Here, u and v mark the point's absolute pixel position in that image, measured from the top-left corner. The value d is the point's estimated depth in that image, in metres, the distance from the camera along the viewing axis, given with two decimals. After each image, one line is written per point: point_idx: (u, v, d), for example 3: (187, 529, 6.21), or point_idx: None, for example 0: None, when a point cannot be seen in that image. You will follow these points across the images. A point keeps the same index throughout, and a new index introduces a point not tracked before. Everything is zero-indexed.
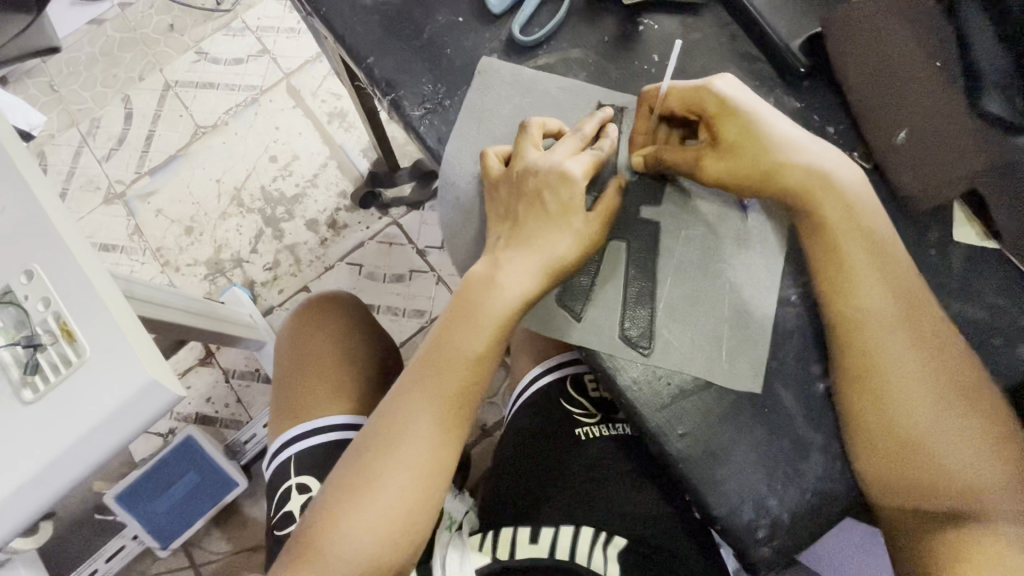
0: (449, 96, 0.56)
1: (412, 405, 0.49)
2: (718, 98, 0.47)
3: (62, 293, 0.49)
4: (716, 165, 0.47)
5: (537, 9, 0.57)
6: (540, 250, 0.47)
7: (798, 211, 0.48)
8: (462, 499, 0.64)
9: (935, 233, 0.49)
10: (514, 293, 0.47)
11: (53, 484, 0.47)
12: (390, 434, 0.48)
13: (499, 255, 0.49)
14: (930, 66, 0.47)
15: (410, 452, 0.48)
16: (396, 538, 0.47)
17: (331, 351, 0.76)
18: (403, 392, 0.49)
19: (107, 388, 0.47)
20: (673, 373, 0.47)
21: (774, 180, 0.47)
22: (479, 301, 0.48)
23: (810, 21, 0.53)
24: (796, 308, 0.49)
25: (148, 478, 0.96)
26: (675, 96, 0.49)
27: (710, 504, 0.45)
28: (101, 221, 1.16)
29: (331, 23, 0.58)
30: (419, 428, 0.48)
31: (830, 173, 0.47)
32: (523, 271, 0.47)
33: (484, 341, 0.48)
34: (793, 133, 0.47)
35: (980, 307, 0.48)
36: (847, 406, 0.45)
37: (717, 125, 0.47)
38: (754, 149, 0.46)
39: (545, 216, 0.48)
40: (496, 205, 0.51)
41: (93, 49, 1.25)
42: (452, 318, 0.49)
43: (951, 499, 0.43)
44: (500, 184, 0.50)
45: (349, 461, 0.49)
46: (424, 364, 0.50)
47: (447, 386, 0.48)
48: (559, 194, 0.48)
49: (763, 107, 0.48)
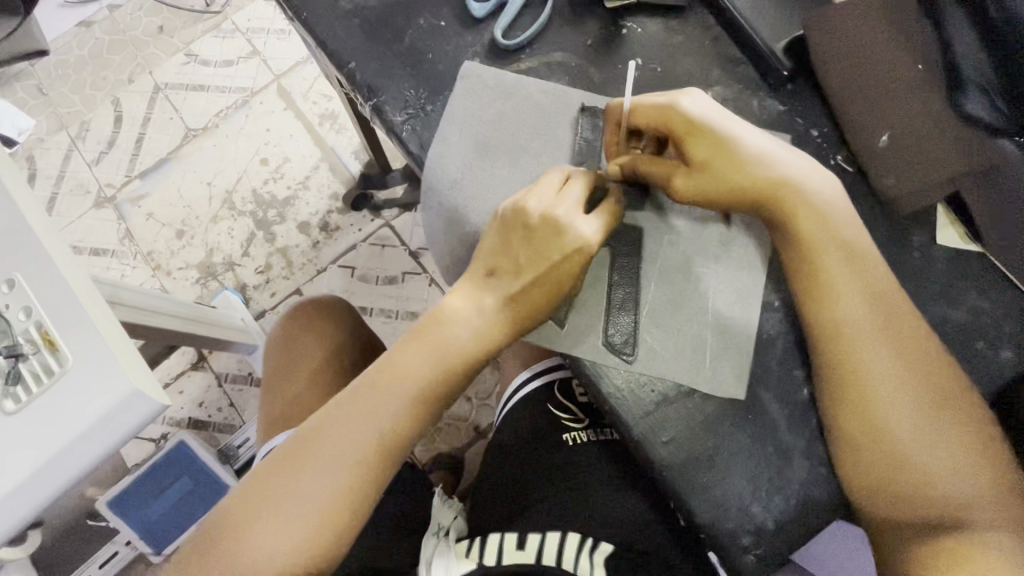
0: (431, 101, 0.55)
1: (346, 422, 0.47)
2: (683, 117, 0.46)
3: (44, 302, 0.48)
4: (685, 184, 0.47)
5: (520, 12, 0.57)
6: (530, 294, 0.47)
7: (773, 223, 0.47)
8: (450, 505, 0.64)
9: (919, 236, 0.49)
10: (466, 334, 0.48)
11: (38, 496, 0.46)
12: (317, 446, 0.47)
13: (472, 287, 0.49)
14: (913, 67, 0.47)
15: (331, 472, 0.46)
16: (295, 560, 0.45)
17: (323, 357, 0.76)
18: (341, 405, 0.48)
19: (90, 398, 0.47)
20: (656, 379, 0.47)
21: (746, 196, 0.47)
22: (434, 337, 0.48)
23: (793, 22, 0.52)
24: (779, 314, 0.49)
25: (141, 483, 0.96)
26: (640, 115, 0.48)
27: (693, 510, 0.45)
28: (91, 225, 1.15)
29: (313, 28, 0.57)
30: (347, 451, 0.47)
31: (803, 186, 0.46)
32: (483, 311, 0.48)
33: (431, 377, 0.48)
34: (765, 147, 0.47)
35: (963, 310, 0.47)
36: (829, 415, 0.45)
37: (685, 144, 0.47)
38: (723, 166, 0.46)
39: (548, 265, 0.46)
40: (486, 244, 0.48)
41: (81, 52, 1.24)
42: (408, 345, 0.49)
43: (933, 507, 0.43)
44: (498, 223, 0.48)
45: (270, 465, 0.48)
46: (368, 383, 0.48)
47: (381, 414, 0.47)
48: (570, 263, 0.46)
49: (732, 121, 0.47)
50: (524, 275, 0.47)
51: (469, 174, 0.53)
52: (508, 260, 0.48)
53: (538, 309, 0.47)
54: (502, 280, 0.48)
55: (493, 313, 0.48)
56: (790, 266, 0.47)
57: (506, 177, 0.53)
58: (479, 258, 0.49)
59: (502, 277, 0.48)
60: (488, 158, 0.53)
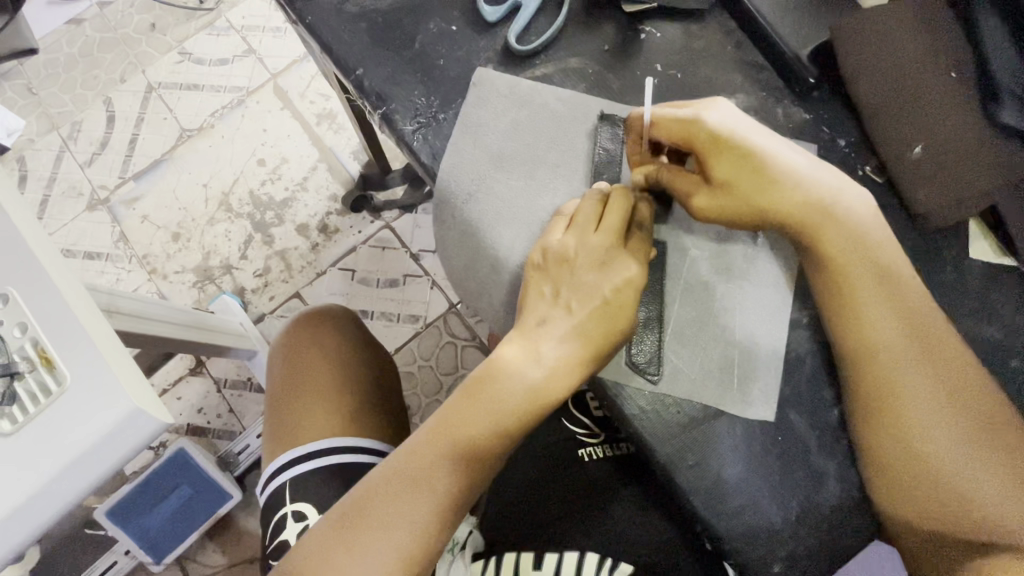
0: (444, 110, 0.53)
1: (403, 487, 0.45)
2: (709, 132, 0.44)
3: (40, 316, 0.44)
4: (707, 202, 0.45)
5: (534, 15, 0.55)
6: (590, 335, 0.44)
7: (798, 238, 0.46)
8: (467, 519, 0.56)
9: (950, 249, 0.48)
10: (523, 390, 0.46)
11: (23, 529, 0.42)
12: (370, 508, 0.45)
13: (520, 336, 0.46)
14: (945, 74, 0.46)
15: (391, 540, 0.44)
16: None
17: (329, 379, 0.72)
18: (398, 465, 0.46)
19: (88, 418, 0.43)
20: (683, 400, 0.45)
21: (770, 216, 0.45)
22: (489, 395, 0.46)
23: (820, 27, 0.50)
24: (806, 330, 0.47)
25: (139, 492, 0.92)
26: (662, 129, 0.46)
27: (722, 535, 0.44)
28: (84, 228, 1.12)
29: (318, 32, 0.55)
30: (405, 516, 0.44)
31: (834, 205, 0.45)
32: (541, 363, 0.45)
33: (486, 437, 0.45)
34: (795, 163, 0.45)
35: (997, 326, 0.46)
36: (855, 431, 0.44)
37: (709, 162, 0.45)
38: (748, 186, 0.44)
39: (603, 301, 0.45)
40: (528, 292, 0.47)
41: (71, 49, 1.21)
42: (461, 403, 0.47)
43: (976, 529, 0.41)
44: (535, 265, 0.47)
45: (321, 532, 0.45)
46: (423, 445, 0.46)
47: (438, 475, 0.45)
48: (624, 295, 0.45)
49: (761, 137, 0.45)
50: (581, 315, 0.45)
51: (484, 186, 0.51)
52: (554, 290, 0.47)
53: (597, 355, 0.44)
54: (558, 324, 0.46)
55: (556, 364, 0.45)
56: (820, 288, 0.46)
57: (523, 189, 0.51)
58: (526, 308, 0.47)
59: (555, 321, 0.46)
60: (504, 169, 0.51)
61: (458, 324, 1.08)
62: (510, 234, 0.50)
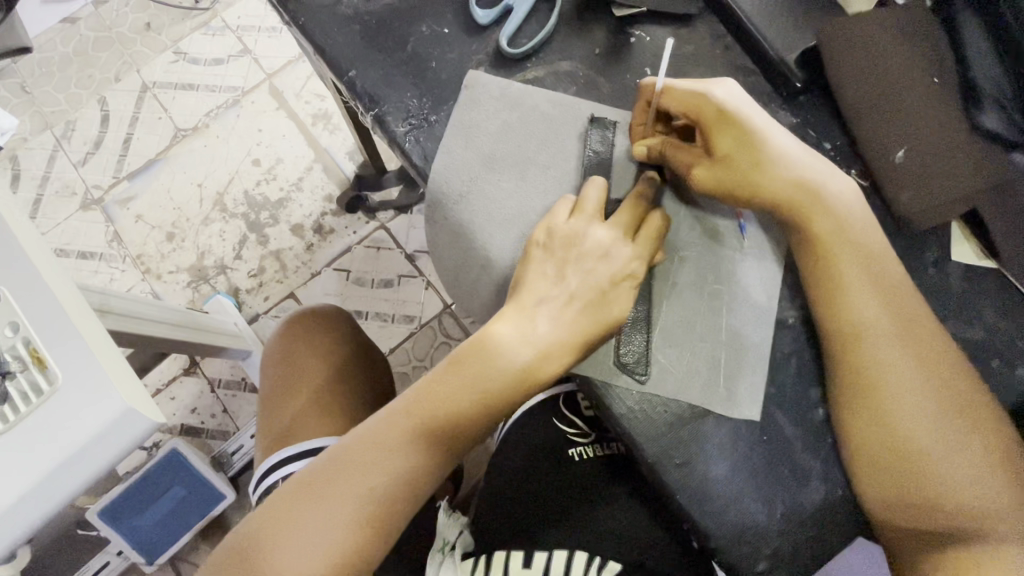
0: (435, 112, 0.54)
1: (381, 454, 0.46)
2: (715, 105, 0.46)
3: (32, 316, 0.44)
4: (705, 176, 0.47)
5: (525, 19, 0.55)
6: (584, 326, 0.46)
7: (789, 224, 0.47)
8: (455, 519, 0.59)
9: (933, 252, 0.48)
10: (508, 369, 0.46)
11: (11, 529, 0.42)
12: (349, 467, 0.46)
13: (509, 313, 0.47)
14: (928, 81, 0.47)
15: (360, 501, 0.46)
16: None
17: (322, 379, 0.73)
18: (379, 427, 0.47)
19: (79, 417, 0.43)
20: (670, 400, 0.46)
21: (760, 197, 0.46)
22: (475, 370, 0.46)
23: (804, 34, 0.51)
24: (791, 332, 0.48)
25: (132, 493, 0.92)
26: (672, 99, 0.47)
27: (709, 534, 0.45)
28: (78, 228, 1.12)
29: (311, 34, 0.56)
30: (377, 478, 0.46)
31: (821, 192, 0.46)
32: (532, 343, 0.46)
33: (465, 413, 0.46)
34: (789, 147, 0.47)
35: (979, 327, 0.47)
36: (839, 418, 0.45)
37: (712, 134, 0.46)
38: (745, 162, 0.46)
39: (601, 289, 0.46)
40: (531, 274, 0.47)
41: (66, 49, 1.21)
42: (447, 376, 0.47)
43: (951, 518, 0.42)
44: (543, 247, 0.47)
45: (297, 489, 0.47)
46: (405, 410, 0.47)
47: (414, 446, 0.47)
48: (622, 286, 0.46)
49: (762, 116, 0.47)
50: (574, 304, 0.46)
51: (476, 187, 0.51)
52: (553, 278, 0.47)
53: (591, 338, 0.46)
54: (557, 305, 0.46)
55: (546, 345, 0.46)
56: (808, 285, 0.47)
57: (514, 191, 0.51)
58: (523, 295, 0.47)
59: (554, 300, 0.46)
60: (495, 170, 0.52)
61: (452, 324, 1.08)
62: (501, 235, 0.51)
